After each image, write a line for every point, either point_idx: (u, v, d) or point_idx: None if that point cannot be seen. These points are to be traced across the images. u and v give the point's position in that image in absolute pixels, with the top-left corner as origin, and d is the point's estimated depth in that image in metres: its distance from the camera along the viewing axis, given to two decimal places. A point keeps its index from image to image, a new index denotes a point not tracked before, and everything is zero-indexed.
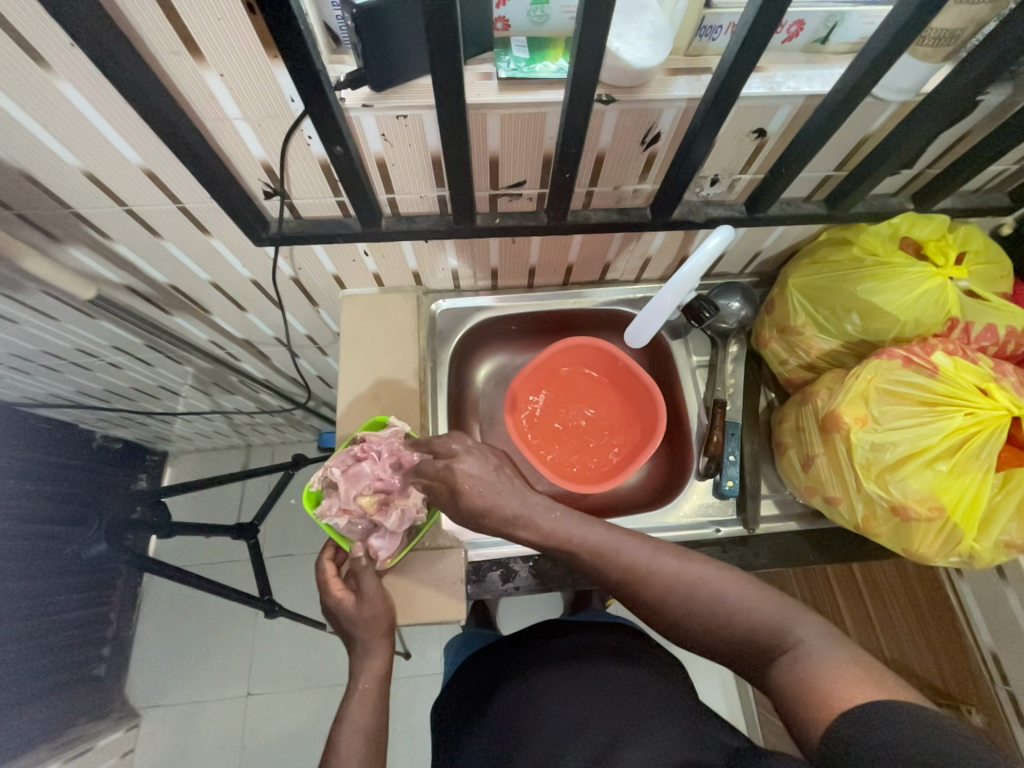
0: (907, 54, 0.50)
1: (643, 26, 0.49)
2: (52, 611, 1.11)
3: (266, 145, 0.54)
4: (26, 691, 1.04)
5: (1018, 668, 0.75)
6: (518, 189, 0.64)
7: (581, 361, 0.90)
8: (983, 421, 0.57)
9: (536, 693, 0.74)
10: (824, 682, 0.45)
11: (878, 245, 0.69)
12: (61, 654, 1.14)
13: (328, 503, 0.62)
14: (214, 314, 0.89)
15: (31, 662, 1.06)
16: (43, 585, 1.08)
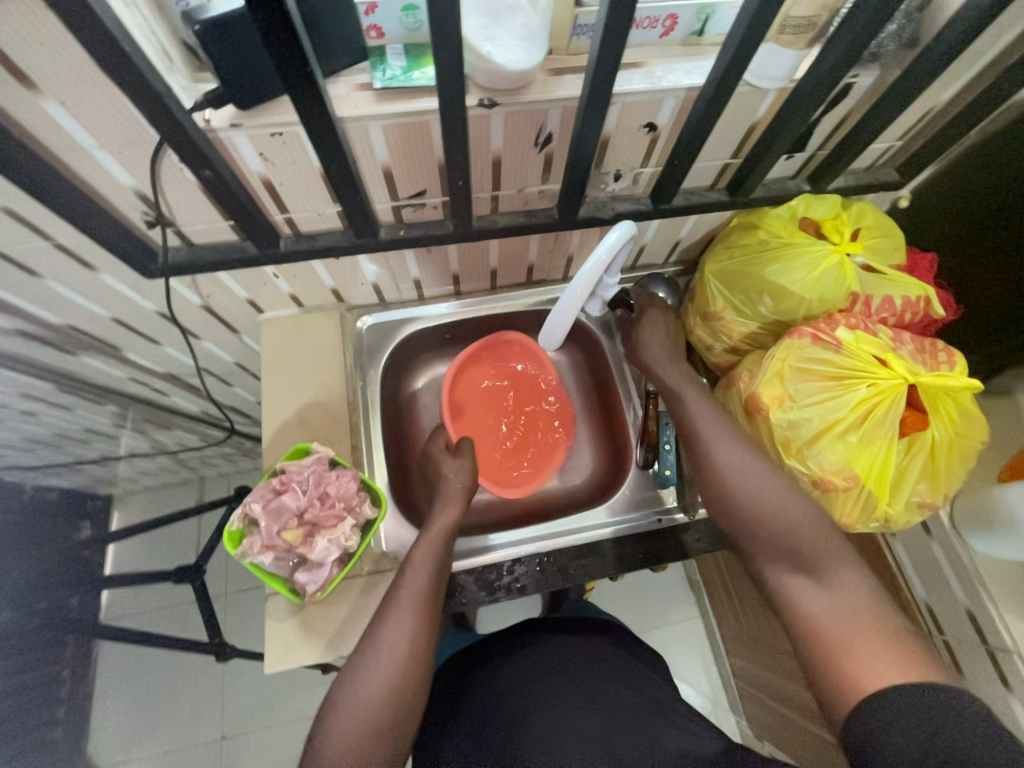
0: (766, 42, 0.51)
1: (515, 28, 0.48)
2: None
3: (135, 172, 0.51)
4: None
5: (950, 618, 0.78)
6: (420, 198, 0.63)
7: (543, 372, 0.88)
8: (884, 391, 0.59)
9: (515, 692, 0.72)
10: (852, 634, 0.48)
11: (781, 227, 0.71)
12: None
13: (249, 542, 0.59)
14: (127, 351, 0.83)
15: None
16: None
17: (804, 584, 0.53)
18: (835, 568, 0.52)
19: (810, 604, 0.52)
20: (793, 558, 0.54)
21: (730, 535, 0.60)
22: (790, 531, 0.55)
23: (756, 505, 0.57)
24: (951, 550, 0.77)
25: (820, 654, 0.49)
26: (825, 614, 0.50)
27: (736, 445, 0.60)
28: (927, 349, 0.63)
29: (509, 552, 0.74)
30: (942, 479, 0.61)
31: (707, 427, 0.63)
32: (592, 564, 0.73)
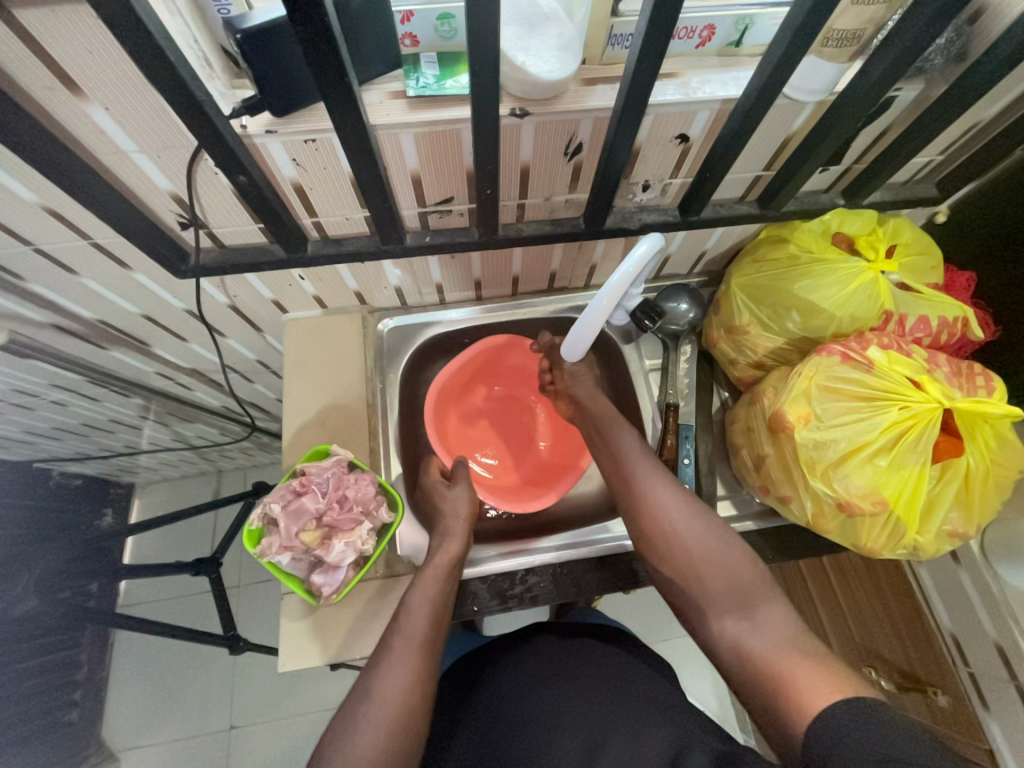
0: (810, 55, 0.49)
1: (550, 39, 0.47)
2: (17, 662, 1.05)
3: (171, 176, 0.52)
4: None
5: (977, 648, 0.75)
6: (447, 206, 0.63)
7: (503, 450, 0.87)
8: (917, 414, 0.57)
9: (523, 696, 0.71)
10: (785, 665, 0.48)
11: (812, 242, 0.69)
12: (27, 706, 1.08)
13: (268, 542, 0.59)
14: (155, 346, 0.85)
15: None
16: None
17: (734, 620, 0.53)
18: (764, 601, 0.53)
19: (745, 640, 0.51)
20: (726, 596, 0.54)
21: (667, 584, 0.60)
22: (720, 565, 0.56)
23: (685, 546, 0.58)
24: (980, 579, 0.74)
25: (768, 702, 0.47)
26: (757, 652, 0.50)
27: (658, 481, 0.62)
28: (964, 372, 0.61)
29: (523, 561, 0.74)
30: (975, 508, 0.59)
31: (642, 464, 0.65)
32: (607, 578, 0.73)
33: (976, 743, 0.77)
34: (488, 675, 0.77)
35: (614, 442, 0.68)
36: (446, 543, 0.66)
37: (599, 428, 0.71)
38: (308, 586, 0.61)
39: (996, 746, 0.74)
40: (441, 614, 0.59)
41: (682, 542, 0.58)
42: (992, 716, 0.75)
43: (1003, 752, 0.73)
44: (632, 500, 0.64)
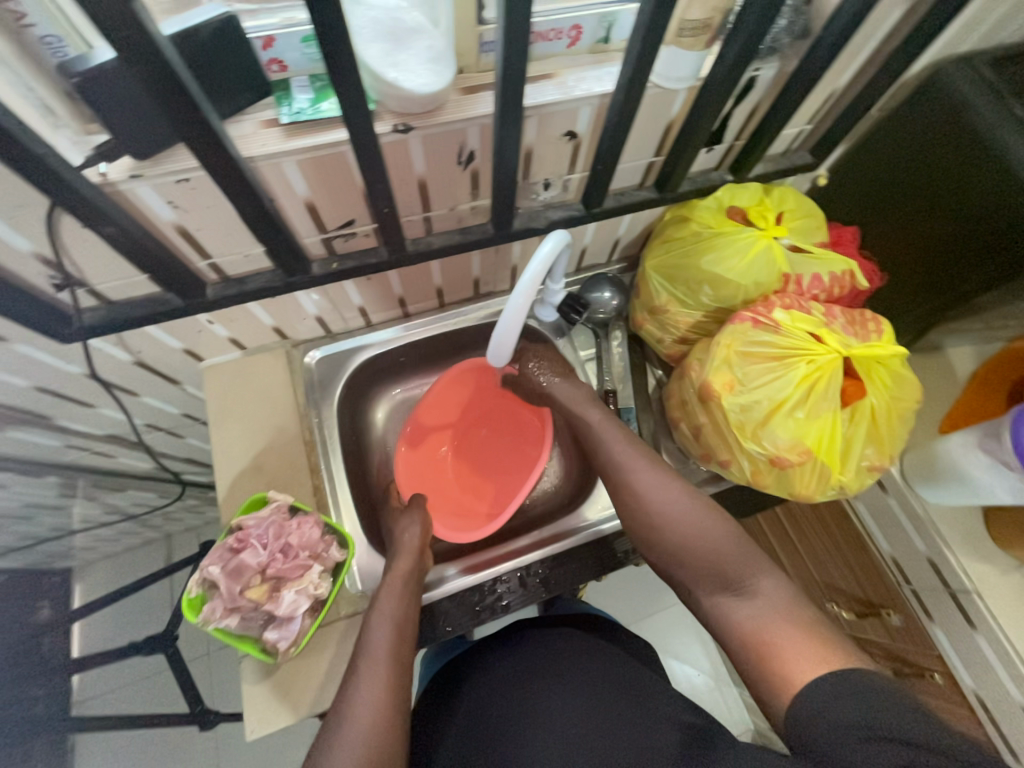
0: (667, 46, 0.52)
1: (419, 52, 0.47)
2: None
3: (32, 236, 0.47)
4: None
5: (914, 567, 0.82)
6: (350, 228, 0.61)
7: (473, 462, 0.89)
8: (822, 365, 0.61)
9: (505, 699, 0.70)
10: (777, 633, 0.49)
11: (710, 218, 0.73)
12: None
13: (210, 608, 0.55)
14: (59, 418, 0.78)
15: None
16: None
17: (726, 596, 0.55)
18: (751, 574, 0.55)
19: (736, 614, 0.53)
20: (714, 573, 0.57)
21: (663, 569, 0.62)
22: (705, 544, 0.58)
23: (671, 527, 0.61)
24: (906, 503, 0.81)
25: (759, 670, 0.48)
26: (751, 625, 0.51)
27: (646, 470, 0.65)
28: (857, 320, 0.67)
29: (489, 571, 0.73)
30: (886, 441, 0.65)
31: (621, 454, 0.67)
32: (573, 571, 0.74)
33: (928, 653, 0.82)
34: (468, 682, 0.75)
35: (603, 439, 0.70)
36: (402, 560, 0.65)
37: (577, 424, 0.74)
38: (263, 644, 0.57)
39: (943, 650, 0.80)
40: (407, 629, 0.58)
41: (673, 525, 0.61)
42: (936, 623, 0.80)
43: (949, 654, 0.79)
44: (617, 492, 0.67)
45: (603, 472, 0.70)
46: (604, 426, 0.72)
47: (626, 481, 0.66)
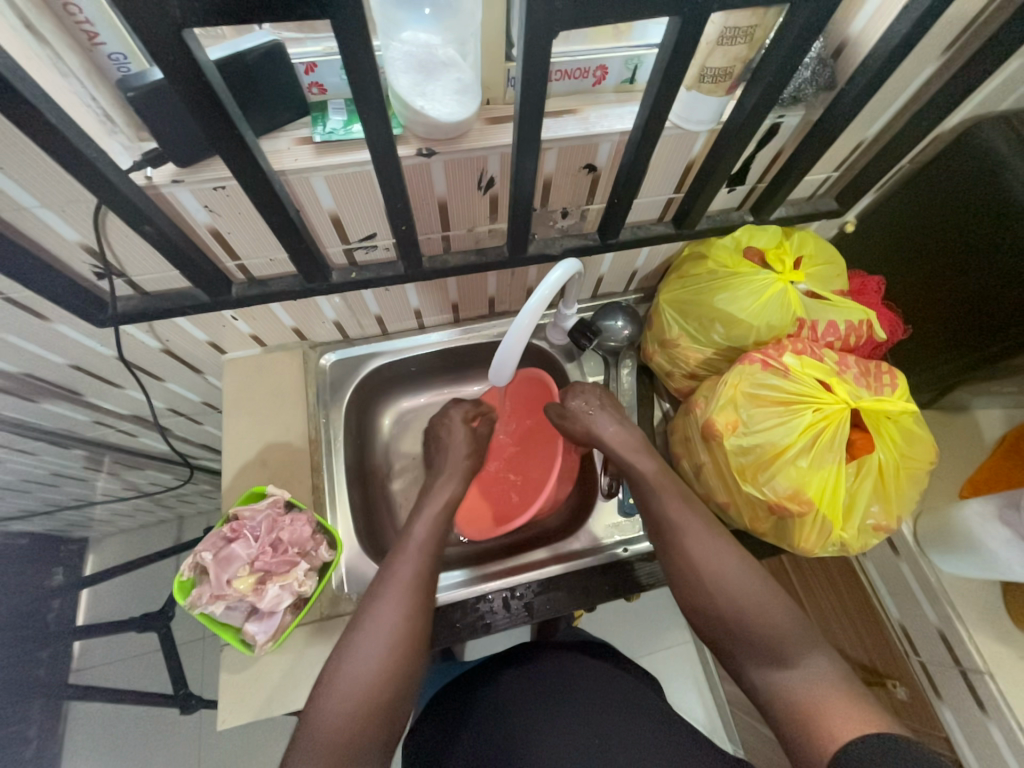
0: (687, 89, 0.53)
1: (447, 83, 0.49)
2: None
3: (80, 228, 0.52)
4: None
5: (924, 638, 0.77)
6: (371, 241, 0.64)
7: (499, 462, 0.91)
8: (829, 415, 0.60)
9: (513, 709, 0.70)
10: (825, 705, 0.48)
11: (727, 257, 0.73)
12: None
13: (198, 592, 0.57)
14: (91, 396, 0.83)
15: None
16: None
17: (774, 668, 0.53)
18: (804, 650, 0.53)
19: (784, 688, 0.52)
20: (766, 646, 0.55)
21: (709, 634, 0.60)
22: (760, 618, 0.56)
23: (723, 597, 0.58)
24: (918, 568, 0.77)
25: (802, 740, 0.48)
26: (800, 699, 0.50)
27: (698, 530, 0.63)
28: (872, 372, 0.65)
29: (474, 588, 0.73)
30: (894, 501, 0.62)
31: (676, 516, 0.64)
32: (559, 598, 0.73)
33: (935, 733, 0.78)
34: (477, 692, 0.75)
35: (653, 492, 0.67)
36: (443, 486, 0.73)
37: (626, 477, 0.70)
38: (244, 635, 0.59)
39: (951, 734, 0.75)
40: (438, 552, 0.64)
41: (725, 588, 0.59)
42: (944, 702, 0.76)
43: (956, 737, 0.74)
44: (667, 551, 0.64)
45: (653, 531, 0.66)
46: (652, 468, 0.68)
47: (675, 537, 0.63)
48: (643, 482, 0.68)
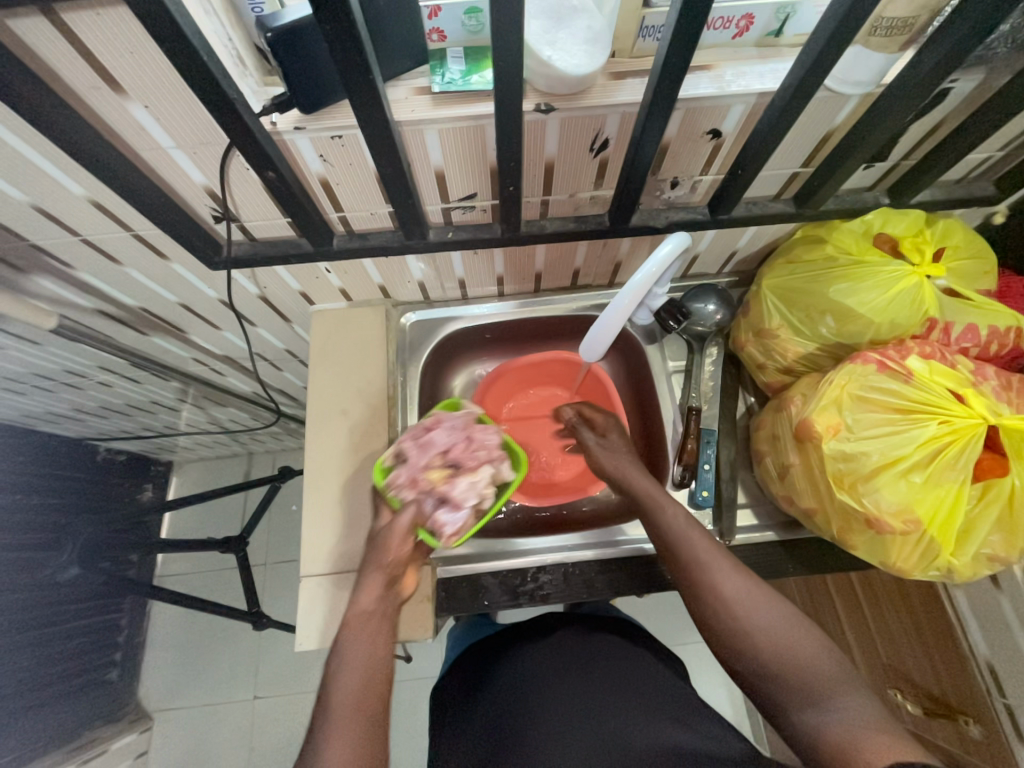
0: (856, 45, 0.47)
1: (577, 32, 0.46)
2: (68, 623, 1.11)
3: (205, 171, 0.54)
4: (45, 697, 1.06)
5: (1014, 679, 0.71)
6: (470, 201, 0.63)
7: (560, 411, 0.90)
8: (958, 430, 0.54)
9: (536, 681, 0.70)
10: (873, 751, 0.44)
11: (851, 243, 0.66)
12: (77, 662, 1.15)
13: (397, 473, 0.64)
14: (191, 333, 0.89)
15: (47, 672, 1.07)
16: (54, 609, 1.07)
17: (808, 705, 0.49)
18: (834, 684, 0.49)
19: (816, 724, 0.48)
20: (792, 678, 0.51)
21: (734, 668, 0.55)
22: (787, 651, 0.52)
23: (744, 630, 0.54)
24: (1020, 602, 0.70)
25: None
26: (837, 741, 0.46)
27: (718, 558, 0.58)
28: (1014, 386, 0.58)
29: (535, 559, 0.74)
30: (1019, 531, 0.56)
31: (692, 543, 0.60)
32: (618, 579, 0.73)
33: None
34: (505, 661, 0.76)
35: (671, 523, 0.63)
36: (362, 591, 0.54)
37: (640, 507, 0.67)
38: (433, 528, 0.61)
39: None
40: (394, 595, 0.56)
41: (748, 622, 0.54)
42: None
43: None
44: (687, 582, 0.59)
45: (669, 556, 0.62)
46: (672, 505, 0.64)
47: (692, 565, 0.59)
48: (661, 513, 0.64)
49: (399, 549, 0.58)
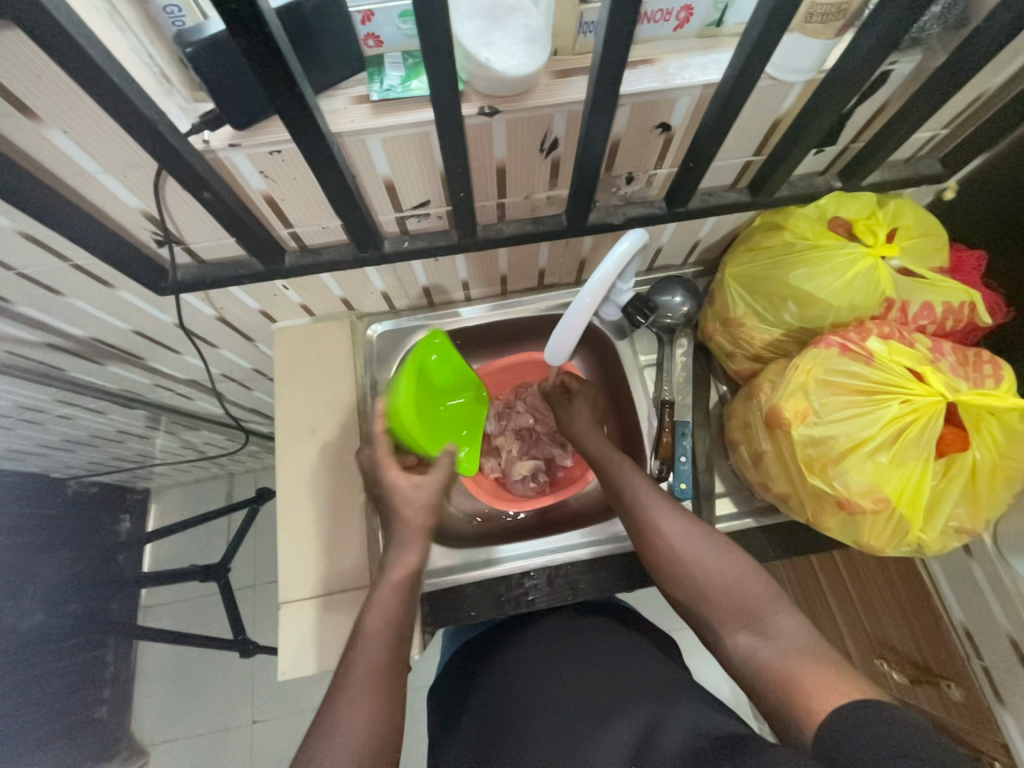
0: (795, 32, 0.47)
1: (514, 33, 0.45)
2: None
3: (141, 196, 0.51)
4: None
5: (990, 642, 0.74)
6: (424, 209, 0.62)
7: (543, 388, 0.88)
8: (919, 409, 0.55)
9: (523, 675, 0.70)
10: (805, 672, 0.47)
11: (807, 228, 0.66)
12: None
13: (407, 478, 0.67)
14: (151, 360, 0.85)
15: None
16: None
17: (748, 634, 0.53)
18: (773, 612, 0.53)
19: (754, 649, 0.51)
20: (734, 609, 0.54)
21: (684, 607, 0.59)
22: (730, 586, 0.56)
23: (691, 572, 0.58)
24: (992, 572, 0.72)
25: (784, 708, 0.46)
26: (773, 664, 0.49)
27: (664, 506, 0.63)
28: (971, 361, 0.59)
29: (519, 565, 0.74)
30: (983, 503, 0.57)
31: (643, 495, 0.65)
32: (600, 577, 0.73)
33: (989, 737, 0.75)
34: (494, 658, 0.75)
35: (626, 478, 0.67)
36: (409, 552, 0.61)
37: (597, 466, 0.72)
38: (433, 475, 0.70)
39: (1010, 740, 0.73)
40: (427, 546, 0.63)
41: (694, 564, 0.58)
42: (1005, 707, 0.74)
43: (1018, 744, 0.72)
44: (639, 532, 0.64)
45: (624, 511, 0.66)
46: (625, 463, 0.69)
47: (644, 515, 0.64)
48: (616, 469, 0.69)
49: (421, 504, 0.65)
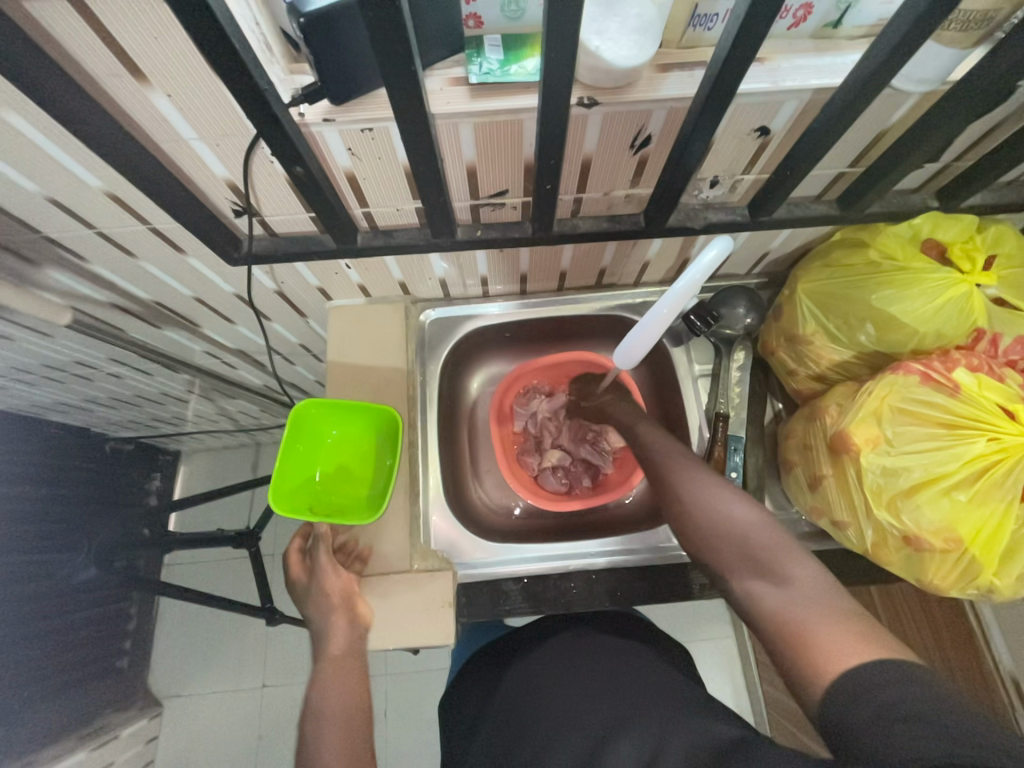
0: (930, 40, 0.44)
1: (626, 21, 0.43)
2: (76, 612, 1.10)
3: (228, 164, 0.51)
4: (55, 685, 1.05)
5: None
6: (500, 198, 0.60)
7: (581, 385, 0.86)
8: (1008, 448, 0.52)
9: (532, 693, 0.68)
10: (814, 627, 0.43)
11: (897, 247, 0.63)
12: (88, 650, 1.15)
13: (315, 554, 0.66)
14: (203, 327, 0.86)
15: (59, 659, 1.07)
16: (63, 600, 1.06)
17: (760, 582, 0.49)
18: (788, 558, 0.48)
19: (766, 601, 0.48)
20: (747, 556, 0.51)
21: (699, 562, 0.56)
22: (740, 533, 0.52)
23: (701, 522, 0.55)
24: None
25: (796, 663, 0.42)
26: (784, 617, 0.45)
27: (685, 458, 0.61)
28: None
29: (558, 566, 0.73)
30: None
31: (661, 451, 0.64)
32: (638, 584, 0.73)
33: None
34: (507, 674, 0.73)
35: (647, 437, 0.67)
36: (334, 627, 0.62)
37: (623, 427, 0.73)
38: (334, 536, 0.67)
39: None
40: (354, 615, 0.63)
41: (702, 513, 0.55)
42: None
43: None
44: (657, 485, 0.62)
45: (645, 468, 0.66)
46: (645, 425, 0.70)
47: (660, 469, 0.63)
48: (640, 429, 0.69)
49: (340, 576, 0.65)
